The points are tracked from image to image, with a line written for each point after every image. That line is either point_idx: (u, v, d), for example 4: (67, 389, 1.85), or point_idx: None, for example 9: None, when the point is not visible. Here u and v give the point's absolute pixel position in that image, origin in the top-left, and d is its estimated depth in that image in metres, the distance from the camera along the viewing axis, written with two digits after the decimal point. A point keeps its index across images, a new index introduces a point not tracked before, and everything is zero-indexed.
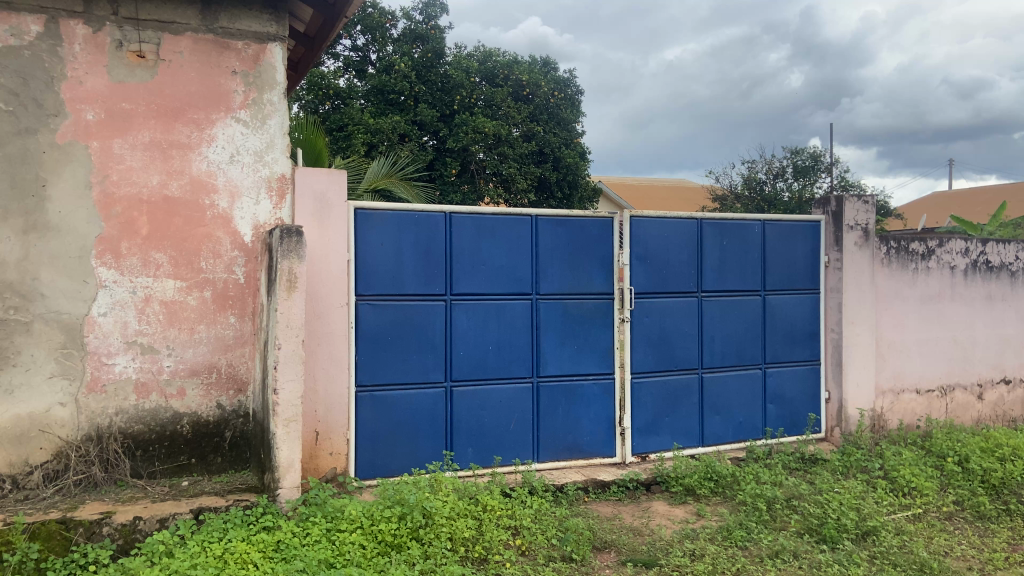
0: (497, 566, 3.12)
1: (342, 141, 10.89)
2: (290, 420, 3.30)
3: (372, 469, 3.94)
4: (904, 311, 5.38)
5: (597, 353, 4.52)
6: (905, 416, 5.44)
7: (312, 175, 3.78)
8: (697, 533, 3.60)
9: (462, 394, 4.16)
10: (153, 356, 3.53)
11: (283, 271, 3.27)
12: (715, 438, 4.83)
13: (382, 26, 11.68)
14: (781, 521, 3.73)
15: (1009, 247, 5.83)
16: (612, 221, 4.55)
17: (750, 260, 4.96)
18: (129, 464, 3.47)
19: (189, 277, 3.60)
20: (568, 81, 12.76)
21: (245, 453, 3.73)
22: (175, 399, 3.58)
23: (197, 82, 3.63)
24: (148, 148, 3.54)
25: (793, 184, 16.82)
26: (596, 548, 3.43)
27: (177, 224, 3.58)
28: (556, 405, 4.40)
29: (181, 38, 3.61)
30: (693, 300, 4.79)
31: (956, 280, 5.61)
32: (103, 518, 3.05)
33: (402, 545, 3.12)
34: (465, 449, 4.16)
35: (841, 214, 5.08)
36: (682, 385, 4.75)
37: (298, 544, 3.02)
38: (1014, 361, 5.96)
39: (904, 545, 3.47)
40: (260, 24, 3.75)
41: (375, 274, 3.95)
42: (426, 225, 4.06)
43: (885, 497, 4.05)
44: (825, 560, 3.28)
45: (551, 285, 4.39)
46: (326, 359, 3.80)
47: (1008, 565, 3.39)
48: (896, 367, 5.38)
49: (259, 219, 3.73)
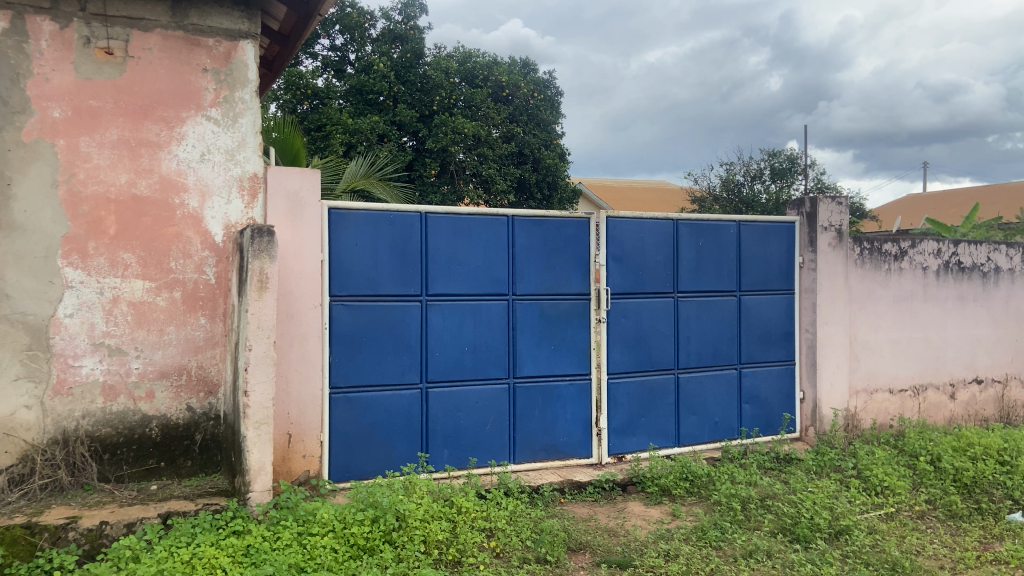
0: (471, 568, 3.09)
1: (320, 141, 10.81)
2: (261, 422, 3.25)
3: (347, 471, 3.91)
4: (878, 311, 5.43)
5: (574, 354, 4.51)
6: (879, 416, 5.48)
7: (285, 173, 3.74)
8: (672, 533, 3.61)
9: (438, 395, 4.13)
10: (121, 357, 3.47)
11: (254, 271, 3.22)
12: (691, 438, 4.85)
13: (361, 26, 11.61)
14: (755, 521, 3.74)
15: (981, 248, 5.90)
16: (589, 221, 4.55)
17: (726, 261, 4.98)
18: (96, 467, 3.41)
19: (158, 277, 3.54)
20: (547, 83, 12.77)
21: (216, 456, 3.68)
22: (144, 401, 3.52)
23: (167, 79, 3.57)
24: (116, 146, 3.48)
25: (770, 186, 17.00)
26: (571, 549, 3.42)
27: (146, 224, 3.52)
28: (532, 406, 4.38)
29: (150, 35, 3.55)
30: (670, 301, 4.80)
31: (929, 281, 5.66)
32: (69, 522, 3.00)
33: (375, 548, 3.08)
34: (441, 451, 4.13)
35: (815, 214, 5.12)
36: (658, 386, 4.75)
37: (269, 548, 2.96)
38: (986, 362, 6.03)
39: (877, 544, 3.48)
40: (231, 21, 3.69)
41: (348, 274, 3.91)
42: (402, 224, 4.03)
43: (858, 496, 4.08)
44: (799, 560, 3.28)
45: (527, 285, 4.38)
46: (299, 360, 3.75)
47: (980, 564, 3.41)
48: (869, 367, 5.42)
49: (230, 219, 3.68)
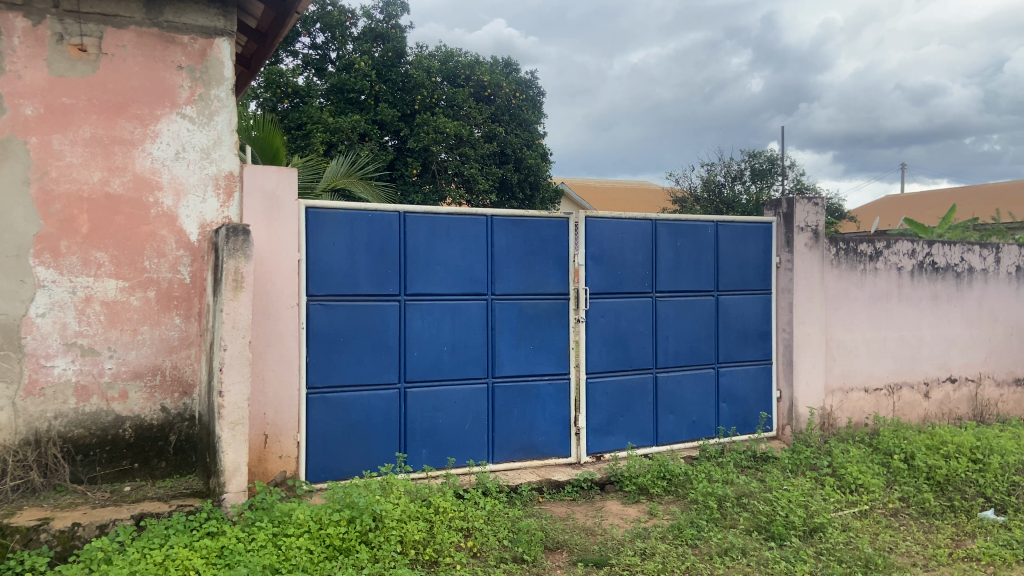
0: (447, 568, 3.09)
1: (301, 140, 10.76)
2: (236, 422, 3.23)
3: (324, 472, 3.89)
4: (853, 311, 5.48)
5: (553, 354, 4.52)
6: (854, 414, 5.54)
7: (261, 172, 3.72)
8: (649, 531, 3.62)
9: (416, 395, 4.12)
10: (94, 357, 3.44)
11: (229, 271, 3.20)
12: (669, 437, 4.87)
13: (342, 24, 11.56)
14: (731, 519, 3.77)
15: (955, 249, 5.98)
16: (568, 221, 4.55)
17: (704, 261, 5.01)
18: (68, 468, 3.38)
19: (132, 277, 3.50)
20: (529, 83, 12.78)
21: (190, 457, 3.65)
22: (118, 402, 3.48)
23: (141, 77, 3.54)
24: (89, 144, 3.44)
25: (750, 186, 17.12)
26: (548, 549, 3.42)
27: (119, 222, 3.48)
28: (511, 405, 4.39)
29: (124, 31, 3.51)
30: (648, 301, 4.82)
31: (903, 281, 5.73)
32: (41, 524, 2.96)
33: (351, 548, 3.07)
34: (419, 451, 4.12)
35: (791, 215, 5.16)
36: (637, 385, 4.77)
37: (243, 549, 2.94)
38: (960, 361, 6.11)
39: (850, 541, 3.52)
40: (206, 18, 3.66)
41: (325, 273, 3.89)
42: (380, 224, 4.01)
43: (833, 494, 4.12)
44: (773, 557, 3.31)
45: (506, 285, 4.38)
46: (275, 360, 3.73)
47: (951, 561, 3.45)
48: (844, 366, 5.47)
49: (205, 218, 3.65)
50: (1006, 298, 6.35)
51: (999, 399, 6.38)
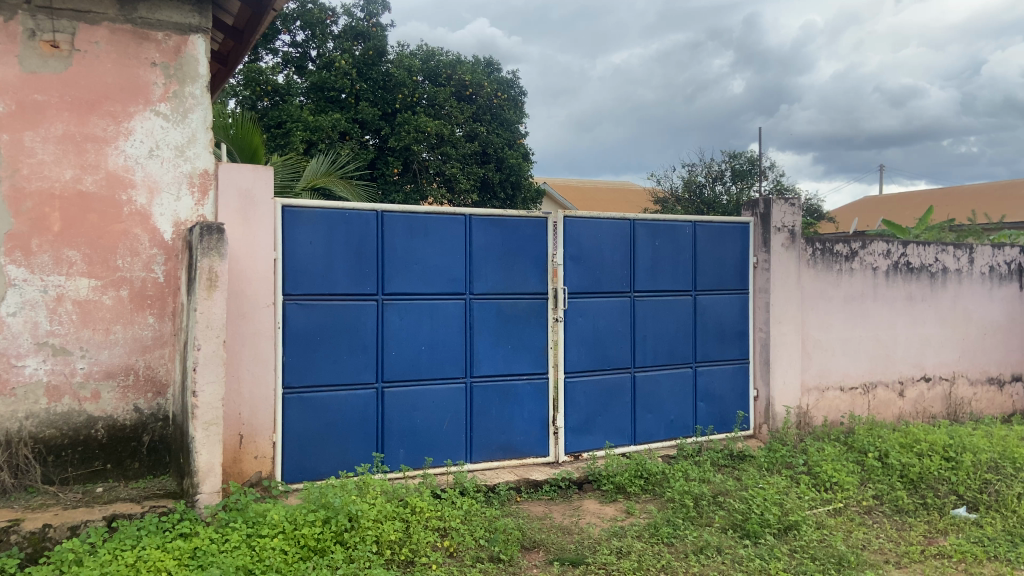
0: (423, 567, 3.08)
1: (280, 138, 10.69)
2: (210, 423, 3.20)
3: (300, 472, 3.86)
4: (829, 310, 5.53)
5: (531, 353, 4.52)
6: (830, 413, 5.59)
7: (236, 170, 3.69)
8: (625, 530, 3.63)
9: (394, 395, 4.11)
10: (65, 357, 3.39)
11: (203, 270, 3.17)
12: (647, 436, 4.89)
13: (322, 22, 11.50)
14: (707, 517, 3.79)
15: (929, 249, 6.06)
16: (547, 221, 4.56)
17: (682, 260, 5.04)
18: (40, 469, 3.33)
19: (104, 276, 3.46)
20: (510, 83, 12.79)
21: (164, 458, 3.61)
22: (90, 402, 3.44)
23: (114, 74, 3.50)
24: (61, 141, 3.40)
25: (730, 187, 17.24)
26: (525, 548, 3.42)
27: (92, 220, 3.44)
28: (489, 405, 4.38)
29: (97, 28, 3.48)
30: (626, 300, 4.83)
31: (879, 281, 5.79)
32: (11, 525, 2.93)
33: (326, 549, 3.05)
34: (396, 450, 4.11)
35: (768, 215, 5.20)
36: (615, 385, 4.78)
37: (216, 550, 2.92)
38: (934, 360, 6.18)
39: (824, 539, 3.55)
40: (180, 15, 3.62)
41: (302, 273, 3.87)
42: (358, 223, 4.00)
43: (808, 492, 4.16)
44: (748, 555, 3.34)
45: (484, 284, 4.38)
46: (251, 360, 3.70)
47: (923, 558, 3.49)
48: (821, 366, 5.52)
49: (180, 216, 3.61)
50: (979, 298, 6.43)
51: (972, 397, 6.46)
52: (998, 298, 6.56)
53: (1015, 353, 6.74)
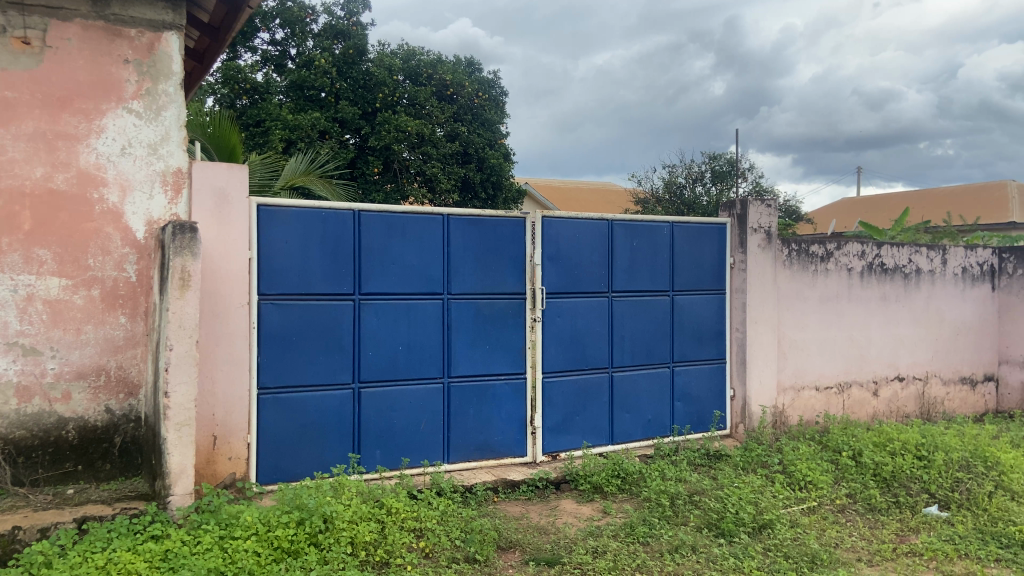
0: (398, 568, 3.07)
1: (259, 137, 10.61)
2: (183, 424, 3.17)
3: (275, 473, 3.83)
4: (804, 311, 5.58)
5: (509, 353, 4.52)
6: (806, 412, 5.64)
7: (211, 168, 3.66)
8: (601, 530, 3.64)
9: (371, 395, 4.09)
10: (35, 357, 3.34)
11: (176, 269, 3.14)
12: (625, 436, 4.90)
13: (302, 21, 11.42)
14: (683, 516, 3.81)
15: (903, 250, 6.14)
16: (525, 221, 4.56)
17: (660, 261, 5.06)
18: (9, 471, 3.28)
19: (75, 275, 3.41)
20: (492, 83, 12.79)
21: (137, 459, 3.57)
22: (60, 403, 3.39)
23: (86, 70, 3.45)
24: (32, 139, 3.35)
25: (710, 188, 17.35)
26: (501, 548, 3.42)
27: (63, 219, 3.40)
28: (466, 405, 4.38)
29: (69, 24, 3.43)
30: (604, 300, 4.84)
31: (853, 282, 5.85)
32: None
33: (299, 550, 3.03)
34: (373, 451, 4.09)
35: (745, 216, 5.24)
36: (592, 385, 4.79)
37: (188, 553, 2.89)
38: (907, 360, 6.25)
39: (798, 537, 3.58)
40: (154, 11, 3.58)
41: (278, 273, 3.84)
42: (335, 222, 3.97)
43: (783, 491, 4.20)
44: (722, 554, 3.36)
45: (462, 284, 4.37)
46: (225, 360, 3.67)
47: (895, 556, 3.53)
48: (796, 366, 5.57)
49: (152, 215, 3.57)
50: (952, 299, 6.52)
51: (945, 397, 6.55)
52: (971, 299, 6.65)
53: (988, 354, 6.83)
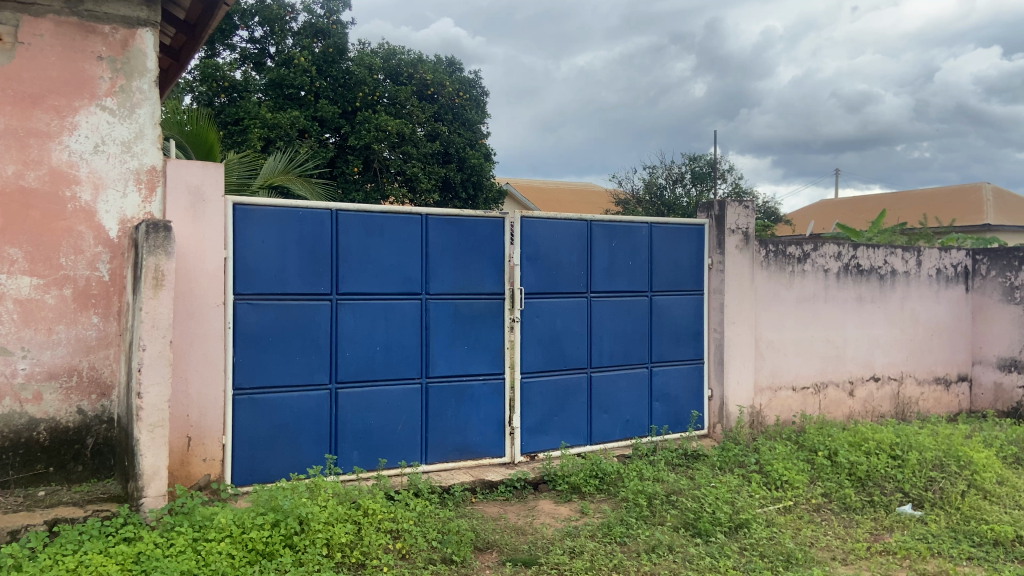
0: (374, 570, 3.06)
1: (237, 135, 10.50)
2: (156, 425, 3.13)
3: (251, 475, 3.80)
4: (781, 312, 5.63)
5: (488, 353, 4.52)
6: (782, 412, 5.68)
7: (185, 166, 3.62)
8: (579, 530, 3.64)
9: (348, 395, 4.07)
10: (5, 357, 3.29)
11: (149, 268, 3.10)
12: (603, 436, 4.91)
13: (281, 18, 11.33)
14: (660, 516, 3.82)
15: (878, 252, 6.20)
16: (503, 221, 4.55)
17: (638, 261, 5.08)
18: None
19: (47, 274, 3.37)
20: (472, 82, 12.78)
21: (109, 460, 3.52)
22: (32, 403, 3.34)
23: (58, 67, 3.40)
24: (2, 136, 3.30)
25: (690, 189, 17.42)
26: (478, 549, 3.42)
27: (34, 217, 3.35)
28: (444, 406, 4.36)
29: (41, 20, 3.38)
30: (583, 301, 4.85)
31: (830, 283, 5.91)
32: None
33: (274, 552, 3.01)
34: (350, 452, 4.07)
35: (723, 217, 5.27)
36: (571, 385, 4.80)
37: (160, 555, 2.86)
38: (883, 360, 6.32)
39: (773, 536, 3.61)
40: (128, 7, 3.53)
41: (255, 272, 3.81)
42: (312, 221, 3.95)
43: (759, 490, 4.23)
44: (698, 553, 3.38)
45: (440, 284, 4.36)
46: (200, 360, 3.63)
47: (869, 554, 3.57)
48: (773, 366, 5.61)
49: (126, 214, 3.52)
50: (927, 300, 6.60)
51: (919, 397, 6.62)
52: (945, 299, 6.73)
53: (962, 354, 6.92)
